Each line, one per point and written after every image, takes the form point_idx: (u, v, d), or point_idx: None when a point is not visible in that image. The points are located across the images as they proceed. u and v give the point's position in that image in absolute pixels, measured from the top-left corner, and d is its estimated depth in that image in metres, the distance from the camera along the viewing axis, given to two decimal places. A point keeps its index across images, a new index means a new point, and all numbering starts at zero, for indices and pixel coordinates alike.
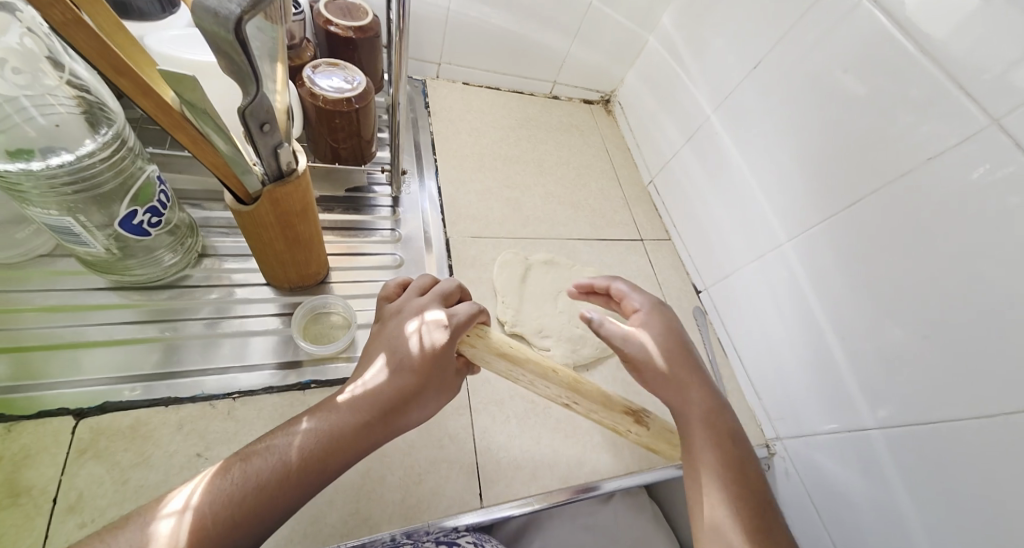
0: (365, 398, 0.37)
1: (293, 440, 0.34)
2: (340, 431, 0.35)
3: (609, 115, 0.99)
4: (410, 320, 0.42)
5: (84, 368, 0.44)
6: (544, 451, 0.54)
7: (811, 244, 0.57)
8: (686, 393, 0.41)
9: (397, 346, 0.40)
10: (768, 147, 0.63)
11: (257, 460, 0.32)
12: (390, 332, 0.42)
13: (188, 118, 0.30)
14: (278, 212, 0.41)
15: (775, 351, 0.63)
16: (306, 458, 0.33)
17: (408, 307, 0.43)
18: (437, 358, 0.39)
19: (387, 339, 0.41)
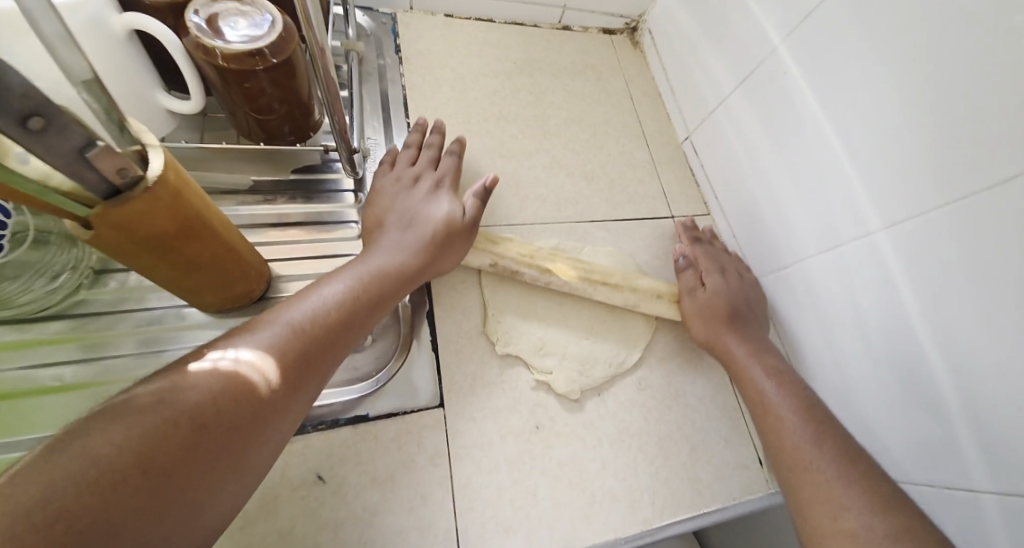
0: (339, 302, 0.36)
1: (216, 366, 0.27)
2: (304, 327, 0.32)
3: (636, 48, 0.78)
4: (406, 183, 0.50)
5: (29, 430, 0.35)
6: (545, 505, 0.43)
7: (919, 237, 0.40)
8: (770, 398, 0.45)
9: (410, 208, 0.47)
10: (862, 92, 0.44)
11: (153, 400, 0.24)
12: (393, 202, 0.48)
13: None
14: (135, 238, 0.28)
15: (847, 370, 0.49)
16: (237, 394, 0.27)
17: (404, 173, 0.51)
18: (441, 239, 0.45)
19: (397, 200, 0.48)
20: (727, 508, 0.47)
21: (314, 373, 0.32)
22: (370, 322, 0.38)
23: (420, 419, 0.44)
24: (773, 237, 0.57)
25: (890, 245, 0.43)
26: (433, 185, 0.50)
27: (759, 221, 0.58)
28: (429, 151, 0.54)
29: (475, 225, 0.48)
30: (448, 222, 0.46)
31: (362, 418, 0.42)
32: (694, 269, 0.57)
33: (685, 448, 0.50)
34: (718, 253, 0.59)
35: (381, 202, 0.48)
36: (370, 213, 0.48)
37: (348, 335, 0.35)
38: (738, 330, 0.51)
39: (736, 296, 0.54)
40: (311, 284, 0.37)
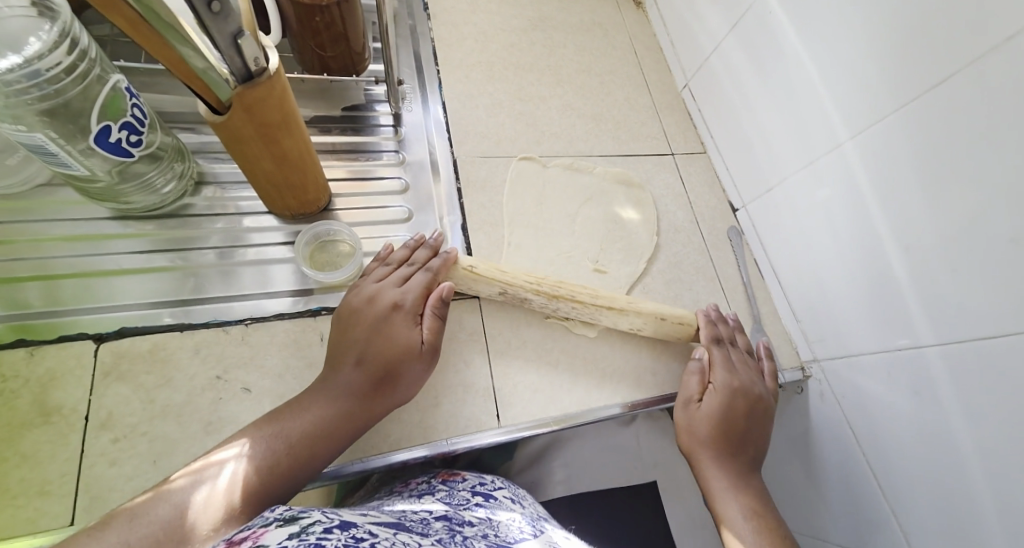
0: (271, 453, 0.34)
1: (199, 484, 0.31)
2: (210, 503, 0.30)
3: (639, 8, 0.85)
4: (364, 309, 0.44)
5: (115, 296, 0.44)
6: (562, 376, 0.52)
7: (876, 140, 0.48)
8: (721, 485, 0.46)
9: (367, 339, 0.42)
10: (831, 23, 0.51)
11: (157, 508, 0.29)
12: (353, 325, 0.43)
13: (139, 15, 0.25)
14: (255, 121, 0.37)
15: (820, 270, 0.58)
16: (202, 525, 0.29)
17: (364, 294, 0.45)
18: (388, 365, 0.41)
19: (354, 329, 0.43)
20: None
21: (290, 473, 0.35)
22: (312, 466, 0.36)
23: (458, 305, 0.53)
24: (759, 165, 0.65)
25: (854, 152, 0.51)
26: (393, 305, 0.44)
27: (748, 153, 0.66)
28: (407, 268, 0.48)
29: (434, 350, 0.44)
30: (405, 356, 0.42)
31: None
32: (699, 374, 0.52)
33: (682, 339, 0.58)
34: (737, 362, 0.53)
35: (342, 323, 0.43)
36: (343, 314, 0.44)
37: (328, 441, 0.37)
38: (721, 451, 0.48)
39: (734, 418, 0.49)
40: (295, 400, 0.39)
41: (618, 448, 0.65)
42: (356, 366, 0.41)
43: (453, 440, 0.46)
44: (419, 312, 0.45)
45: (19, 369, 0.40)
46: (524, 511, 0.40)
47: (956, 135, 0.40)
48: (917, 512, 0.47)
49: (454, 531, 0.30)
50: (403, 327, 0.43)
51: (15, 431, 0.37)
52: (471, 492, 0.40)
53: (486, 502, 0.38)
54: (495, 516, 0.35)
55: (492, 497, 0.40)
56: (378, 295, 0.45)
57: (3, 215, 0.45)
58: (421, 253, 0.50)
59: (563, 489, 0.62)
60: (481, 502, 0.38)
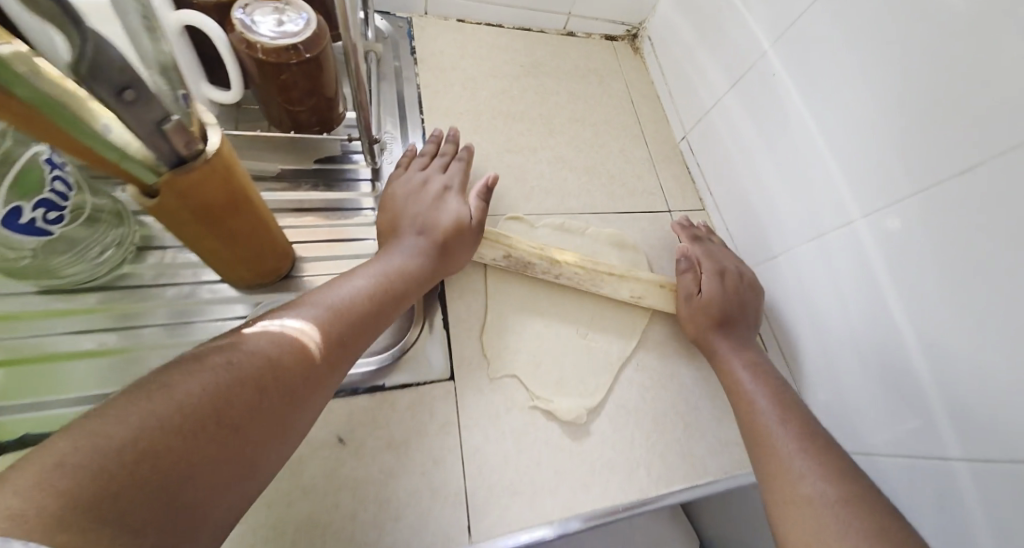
0: (330, 314, 0.35)
1: (190, 377, 0.25)
2: (258, 362, 0.28)
3: (636, 54, 0.82)
4: (422, 196, 0.51)
5: (48, 388, 0.39)
6: (546, 472, 0.46)
7: (893, 223, 0.44)
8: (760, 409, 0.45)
9: (424, 215, 0.50)
10: (843, 91, 0.47)
11: (190, 384, 0.24)
12: (408, 203, 0.51)
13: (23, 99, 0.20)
14: (191, 204, 0.31)
15: (830, 351, 0.53)
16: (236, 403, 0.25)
17: (416, 182, 0.53)
18: (446, 240, 0.49)
19: (409, 205, 0.51)
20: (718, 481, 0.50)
21: (305, 382, 0.30)
22: (382, 318, 0.40)
23: (432, 389, 0.47)
24: (763, 229, 0.60)
25: (869, 232, 0.46)
26: (443, 189, 0.53)
27: (751, 215, 0.62)
28: (443, 159, 0.57)
29: (482, 226, 0.52)
30: (457, 224, 0.50)
31: (380, 386, 0.46)
32: (693, 270, 0.58)
33: (679, 424, 0.53)
34: (718, 253, 0.60)
35: (398, 202, 0.51)
36: (399, 197, 0.51)
37: (349, 346, 0.36)
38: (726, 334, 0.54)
39: (729, 296, 0.55)
40: (338, 277, 0.40)
41: None
42: (416, 237, 0.48)
43: None
44: (463, 196, 0.54)
45: None
46: None
47: (986, 230, 0.36)
48: None
49: None
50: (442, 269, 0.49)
51: None
52: None
53: None
54: None
55: None
56: (430, 183, 0.53)
57: None
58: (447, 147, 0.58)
59: None
60: None
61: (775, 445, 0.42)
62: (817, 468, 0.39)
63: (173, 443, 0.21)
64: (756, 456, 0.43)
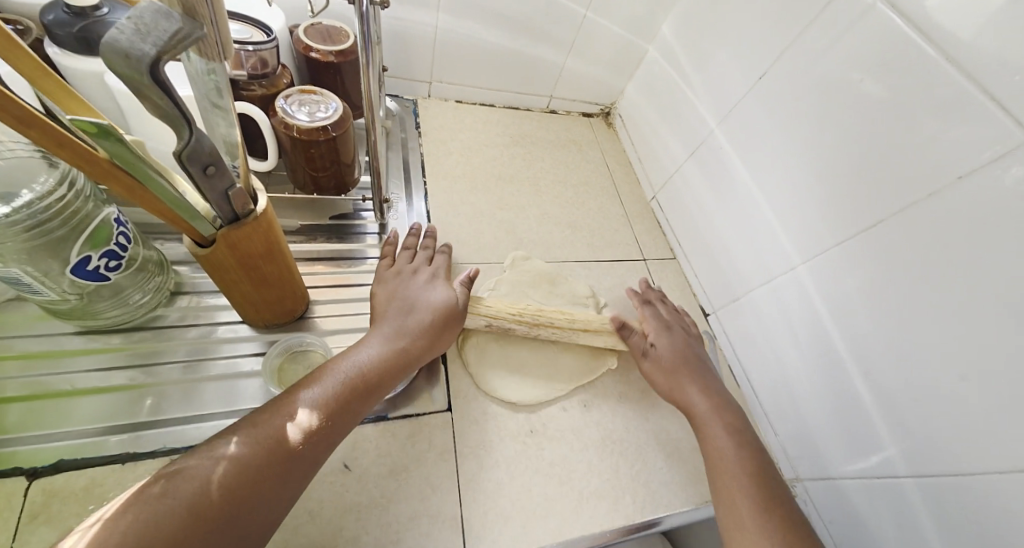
0: (298, 406, 0.38)
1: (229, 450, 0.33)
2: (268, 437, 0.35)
3: (609, 127, 0.95)
4: (410, 278, 0.56)
5: (63, 421, 0.42)
6: (539, 500, 0.49)
7: (827, 267, 0.52)
8: (713, 427, 0.51)
9: (411, 294, 0.53)
10: (779, 161, 0.58)
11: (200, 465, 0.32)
12: (403, 287, 0.54)
13: (119, 166, 0.27)
14: (238, 255, 0.38)
15: (789, 382, 0.58)
16: (238, 469, 0.33)
17: (405, 270, 0.57)
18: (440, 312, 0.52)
19: (399, 288, 0.54)
20: (699, 508, 0.53)
21: (308, 456, 0.37)
22: (344, 420, 0.40)
23: (430, 421, 0.51)
24: (725, 275, 0.68)
25: (809, 275, 0.54)
26: (433, 274, 0.57)
27: (714, 263, 0.70)
28: (428, 252, 0.62)
29: (466, 308, 0.56)
30: (447, 306, 0.53)
31: (382, 417, 0.50)
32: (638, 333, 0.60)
33: (662, 455, 0.56)
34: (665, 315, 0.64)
35: (385, 291, 0.54)
36: (383, 302, 0.52)
37: (323, 437, 0.38)
38: (694, 378, 0.55)
39: (681, 348, 0.59)
40: (346, 353, 0.44)
41: None
42: (402, 316, 0.50)
43: None
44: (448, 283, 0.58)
45: None
46: None
47: (887, 279, 0.46)
48: None
49: None
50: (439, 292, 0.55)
51: None
52: None
53: None
54: None
55: None
56: (415, 270, 0.58)
57: None
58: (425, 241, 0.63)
59: None
60: None
61: (736, 486, 0.45)
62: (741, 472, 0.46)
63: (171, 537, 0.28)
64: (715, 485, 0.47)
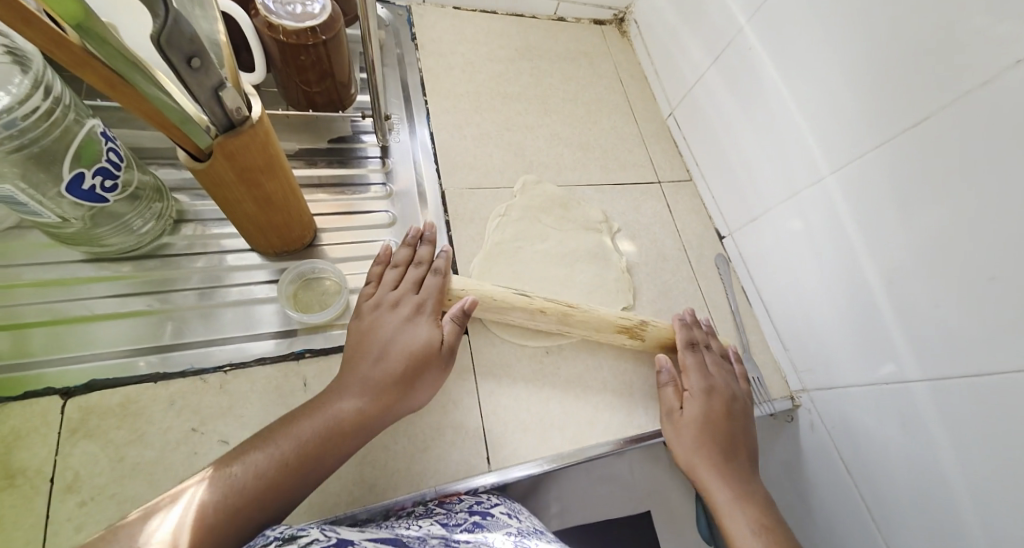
0: (327, 415, 0.37)
1: (258, 466, 0.33)
2: (299, 445, 0.35)
3: (623, 37, 0.87)
4: (388, 316, 0.45)
5: (89, 344, 0.43)
6: (556, 412, 0.51)
7: (858, 176, 0.49)
8: (707, 473, 0.47)
9: (388, 338, 0.43)
10: (813, 61, 0.53)
11: (237, 471, 0.33)
12: (380, 327, 0.44)
13: (94, 54, 0.24)
14: (238, 167, 0.36)
15: (805, 299, 0.58)
16: (274, 476, 0.33)
17: (385, 301, 0.46)
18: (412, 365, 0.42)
19: (374, 331, 0.43)
20: None
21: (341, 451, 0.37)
22: (380, 412, 0.40)
23: None
24: (745, 194, 0.66)
25: (836, 187, 0.52)
26: (415, 308, 0.45)
27: (734, 183, 0.67)
28: (417, 270, 0.49)
29: (453, 351, 0.45)
30: (430, 346, 0.43)
31: None
32: (675, 383, 0.53)
33: None
34: (712, 366, 0.54)
35: (360, 331, 0.44)
36: (356, 350, 0.42)
37: (356, 436, 0.38)
38: (717, 471, 0.47)
39: (715, 419, 0.49)
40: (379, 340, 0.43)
41: (614, 476, 0.70)
42: (373, 365, 0.41)
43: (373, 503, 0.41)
44: (437, 317, 0.47)
45: None
46: (523, 526, 0.40)
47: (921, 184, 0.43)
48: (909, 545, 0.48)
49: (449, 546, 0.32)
50: (423, 328, 0.44)
51: None
52: (468, 511, 0.39)
53: (483, 521, 0.38)
54: (488, 535, 0.35)
55: (490, 515, 0.40)
56: (399, 300, 0.46)
57: None
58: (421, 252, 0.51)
59: (559, 520, 0.65)
60: (479, 521, 0.38)
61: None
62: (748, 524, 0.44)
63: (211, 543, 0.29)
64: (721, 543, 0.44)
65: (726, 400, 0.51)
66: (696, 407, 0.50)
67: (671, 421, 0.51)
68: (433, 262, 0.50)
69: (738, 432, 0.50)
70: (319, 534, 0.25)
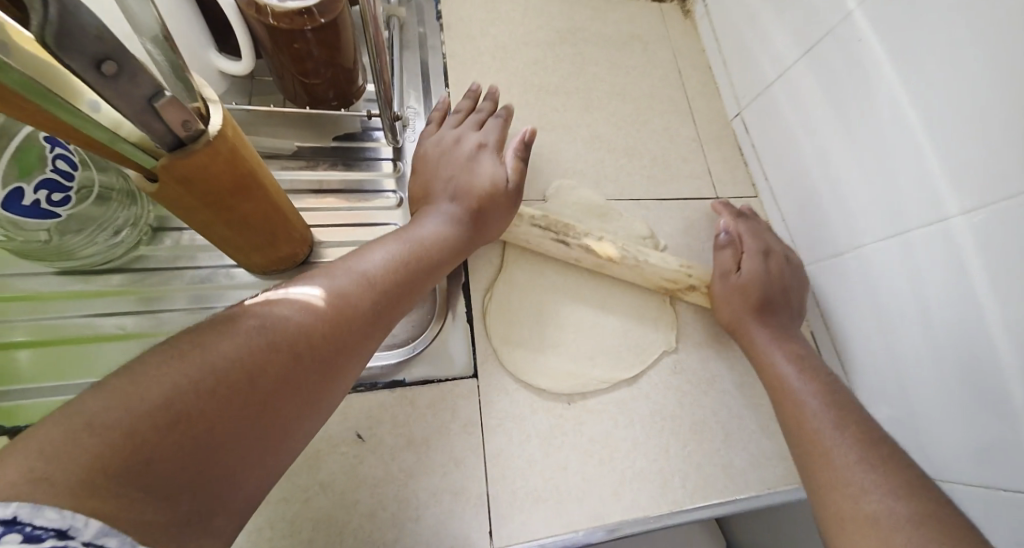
0: (316, 301, 0.30)
1: (228, 347, 0.24)
2: (280, 333, 0.26)
3: (686, 18, 0.73)
4: (452, 154, 0.49)
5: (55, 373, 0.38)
6: (575, 479, 0.43)
7: (1000, 222, 0.37)
8: (775, 361, 0.47)
9: (457, 176, 0.47)
10: (956, 57, 0.39)
11: (205, 350, 0.23)
12: (446, 162, 0.48)
13: None
14: (198, 190, 0.29)
15: (902, 362, 0.47)
16: (261, 363, 0.24)
17: (448, 139, 0.50)
18: (484, 200, 0.46)
19: (442, 167, 0.48)
20: (758, 497, 0.46)
21: (335, 368, 0.29)
22: (377, 318, 0.34)
23: (454, 388, 0.45)
24: (829, 221, 0.53)
25: (966, 231, 0.40)
26: (478, 145, 0.49)
27: (815, 206, 0.55)
28: (479, 115, 0.53)
29: (520, 189, 0.48)
30: (494, 188, 0.46)
31: (399, 383, 0.43)
32: (734, 247, 0.53)
33: (720, 434, 0.49)
34: (766, 232, 0.56)
35: (433, 155, 0.49)
36: (431, 177, 0.47)
37: (352, 343, 0.30)
38: (766, 320, 0.49)
39: (773, 281, 0.51)
40: (360, 249, 0.38)
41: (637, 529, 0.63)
42: (450, 202, 0.45)
43: None
44: (500, 153, 0.51)
45: None
46: None
47: None
48: None
49: None
50: (490, 163, 0.48)
51: None
52: None
53: None
54: None
55: None
56: (459, 139, 0.50)
57: None
58: (484, 105, 0.55)
59: None
60: None
61: (829, 442, 0.38)
62: (819, 394, 0.42)
63: (171, 433, 0.19)
64: (799, 455, 0.40)
65: (782, 266, 0.52)
66: (749, 256, 0.52)
67: (722, 295, 0.51)
68: (494, 112, 0.54)
69: (785, 319, 0.50)
70: None
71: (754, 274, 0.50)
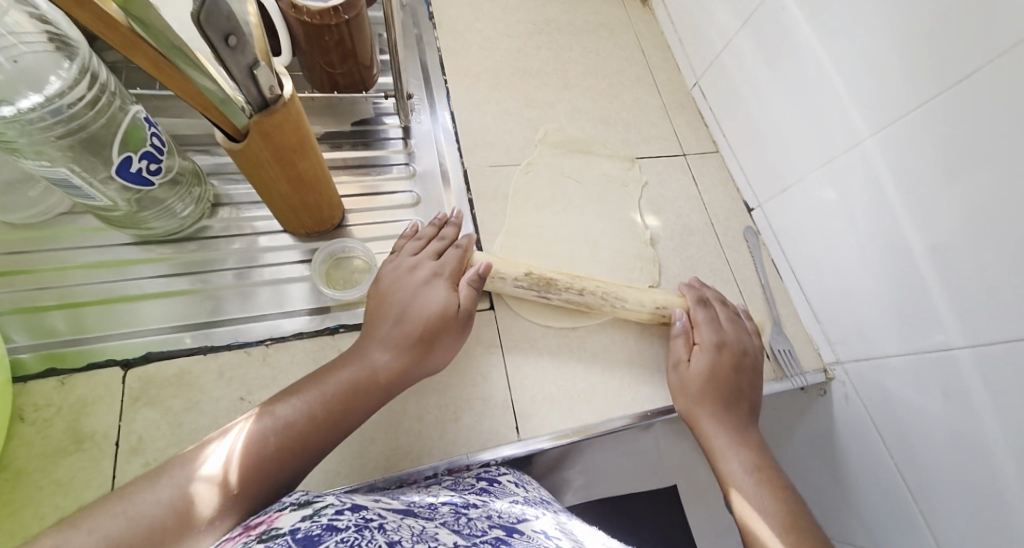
0: (298, 415, 0.35)
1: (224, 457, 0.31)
2: (272, 429, 0.33)
3: (644, 6, 0.84)
4: (406, 278, 0.46)
5: (136, 321, 0.45)
6: (582, 384, 0.52)
7: (898, 136, 0.47)
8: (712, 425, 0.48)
9: (405, 301, 0.44)
10: (851, 14, 0.49)
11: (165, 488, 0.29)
12: (393, 294, 0.45)
13: (144, 37, 0.25)
14: (273, 146, 0.37)
15: (841, 269, 0.56)
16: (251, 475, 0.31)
17: (404, 265, 0.48)
18: (432, 329, 0.43)
19: (394, 287, 0.46)
20: None
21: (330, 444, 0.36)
22: (359, 417, 0.39)
23: None
24: (777, 162, 0.63)
25: (875, 148, 0.49)
26: (433, 272, 0.47)
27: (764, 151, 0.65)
28: (439, 243, 0.51)
29: (469, 318, 0.46)
30: (443, 315, 0.44)
31: None
32: (687, 335, 0.52)
33: None
34: (725, 323, 0.54)
35: (388, 276, 0.47)
36: (379, 298, 0.45)
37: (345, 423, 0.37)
38: (717, 410, 0.48)
39: (724, 375, 0.50)
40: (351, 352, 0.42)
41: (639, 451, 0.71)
42: (393, 326, 0.43)
43: (405, 470, 0.43)
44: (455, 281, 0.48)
45: (51, 398, 0.41)
46: (529, 495, 0.41)
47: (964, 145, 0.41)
48: (948, 516, 0.47)
49: (460, 514, 0.32)
50: (437, 291, 0.45)
51: (50, 459, 0.38)
52: (476, 479, 0.41)
53: (490, 487, 0.39)
54: (494, 501, 0.36)
55: (497, 482, 0.41)
56: (416, 266, 0.48)
57: (35, 244, 0.47)
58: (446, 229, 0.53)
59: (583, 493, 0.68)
60: (486, 487, 0.39)
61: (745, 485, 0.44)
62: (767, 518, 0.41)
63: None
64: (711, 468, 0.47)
65: (740, 353, 0.52)
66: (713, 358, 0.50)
67: (677, 388, 0.51)
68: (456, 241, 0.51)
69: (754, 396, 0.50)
70: (335, 500, 0.21)
71: (701, 372, 0.49)
